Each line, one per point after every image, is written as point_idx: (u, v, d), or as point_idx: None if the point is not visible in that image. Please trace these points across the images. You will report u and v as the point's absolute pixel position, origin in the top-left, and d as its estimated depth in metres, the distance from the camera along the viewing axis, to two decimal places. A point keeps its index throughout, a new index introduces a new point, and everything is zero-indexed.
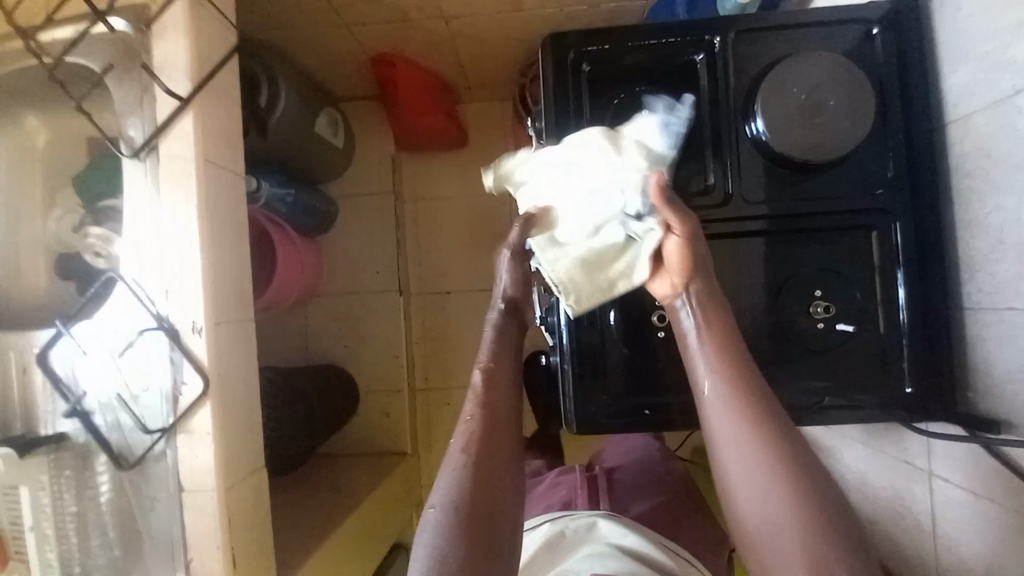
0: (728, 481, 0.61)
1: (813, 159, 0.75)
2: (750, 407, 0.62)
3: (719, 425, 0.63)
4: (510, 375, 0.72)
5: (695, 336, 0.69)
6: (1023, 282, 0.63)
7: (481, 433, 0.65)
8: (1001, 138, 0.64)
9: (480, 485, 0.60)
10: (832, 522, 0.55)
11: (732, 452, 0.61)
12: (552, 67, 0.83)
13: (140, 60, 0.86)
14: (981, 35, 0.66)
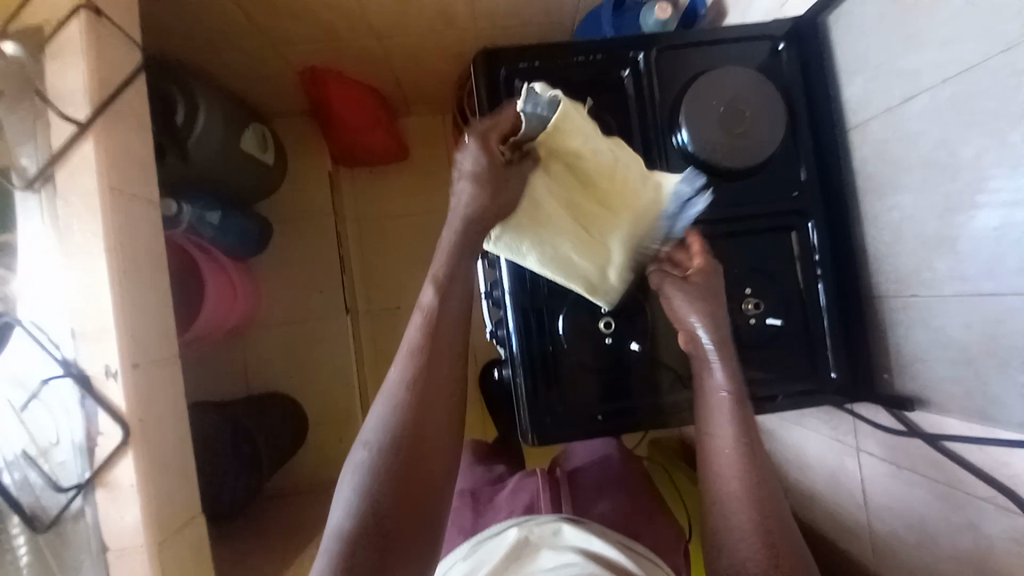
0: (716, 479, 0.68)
1: (738, 164, 0.81)
2: (758, 470, 0.67)
3: (733, 484, 0.67)
4: (446, 332, 0.68)
5: (722, 396, 0.71)
6: (926, 274, 0.70)
7: (406, 395, 0.66)
8: (895, 145, 0.72)
9: (397, 447, 0.64)
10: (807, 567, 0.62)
11: (741, 507, 0.65)
12: (486, 84, 0.83)
13: (33, 85, 0.78)
14: (871, 54, 0.74)
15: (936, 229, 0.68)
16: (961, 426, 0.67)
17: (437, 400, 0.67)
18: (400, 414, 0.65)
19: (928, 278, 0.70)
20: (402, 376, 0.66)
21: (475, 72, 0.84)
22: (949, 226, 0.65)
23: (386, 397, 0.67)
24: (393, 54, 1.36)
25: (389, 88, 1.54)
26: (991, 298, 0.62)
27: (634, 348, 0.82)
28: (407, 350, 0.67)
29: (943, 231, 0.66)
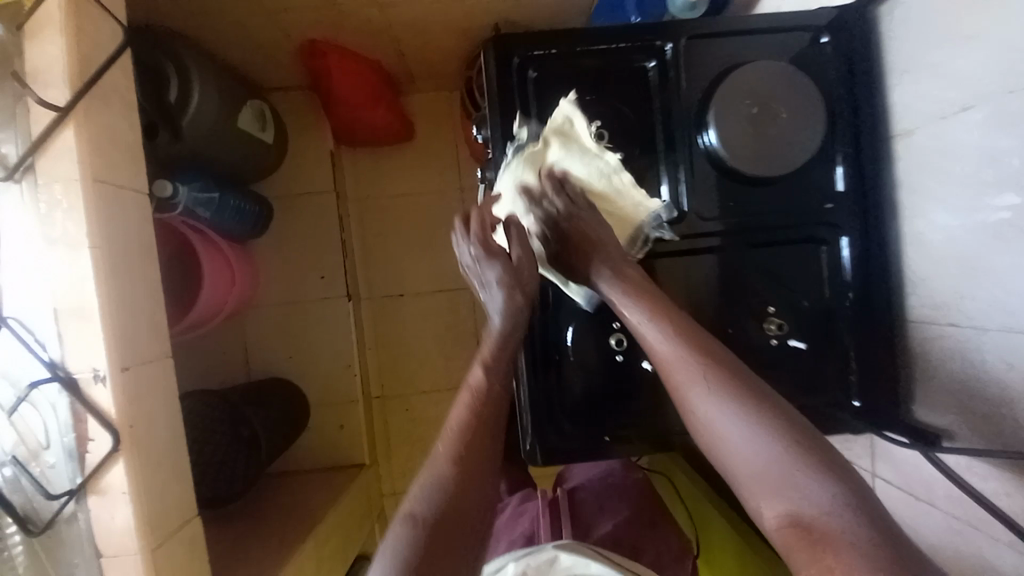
0: (719, 446, 0.60)
1: (766, 173, 0.74)
2: (711, 369, 0.62)
3: (692, 395, 0.62)
4: (494, 414, 0.71)
5: (639, 315, 0.68)
6: (964, 301, 0.64)
7: (453, 466, 0.66)
8: (945, 155, 0.65)
9: (441, 519, 0.63)
10: (807, 468, 0.55)
11: (712, 418, 0.61)
12: (496, 72, 0.76)
13: (11, 64, 0.72)
14: (928, 50, 0.66)
15: (976, 254, 0.62)
16: (994, 470, 0.62)
17: (482, 474, 0.67)
18: (447, 489, 0.65)
19: (967, 306, 0.64)
20: (449, 449, 0.68)
21: (486, 59, 0.77)
22: (997, 252, 0.59)
23: (431, 470, 0.67)
24: (398, 28, 1.26)
25: (394, 63, 1.45)
26: None
27: (647, 368, 0.77)
28: (456, 426, 0.70)
29: (985, 258, 0.61)
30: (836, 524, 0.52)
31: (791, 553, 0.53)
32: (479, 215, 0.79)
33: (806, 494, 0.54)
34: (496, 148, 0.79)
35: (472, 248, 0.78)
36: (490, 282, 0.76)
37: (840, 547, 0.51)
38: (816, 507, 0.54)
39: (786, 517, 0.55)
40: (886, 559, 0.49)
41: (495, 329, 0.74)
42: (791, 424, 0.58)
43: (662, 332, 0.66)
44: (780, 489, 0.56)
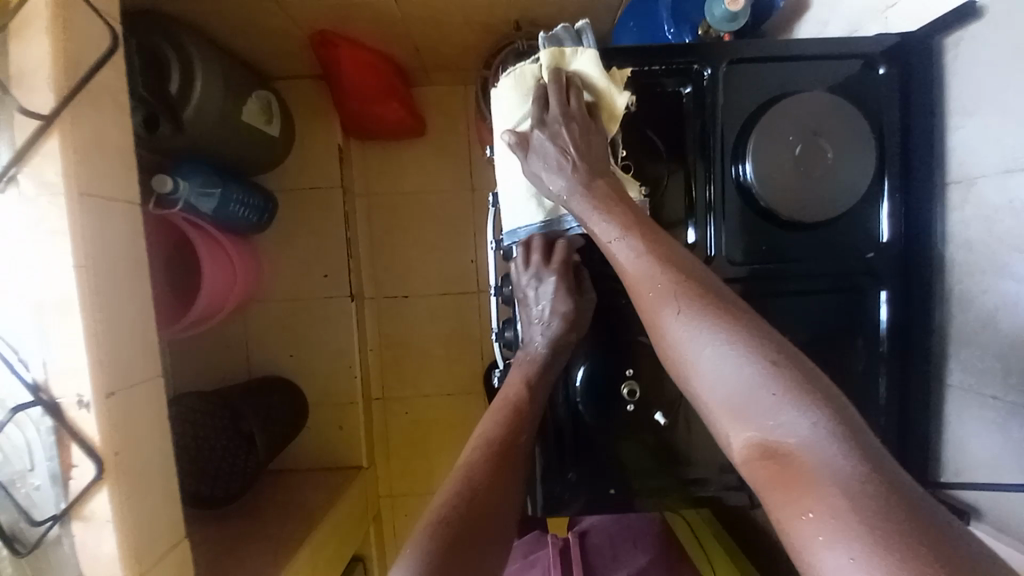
0: (691, 376, 0.53)
1: (805, 217, 0.68)
2: (680, 286, 0.56)
3: (658, 315, 0.56)
4: (520, 439, 0.68)
5: (610, 230, 0.62)
6: (1012, 379, 0.60)
7: (472, 489, 0.60)
8: (1012, 214, 0.58)
9: (464, 541, 0.54)
10: (782, 392, 0.48)
11: (680, 340, 0.54)
12: (514, 92, 0.70)
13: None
14: (998, 94, 0.59)
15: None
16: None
17: (506, 499, 0.62)
18: (468, 510, 0.57)
19: (1016, 385, 0.59)
20: (469, 474, 0.62)
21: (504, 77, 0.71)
22: None
23: (447, 495, 0.59)
24: (412, 22, 1.19)
25: (407, 57, 1.38)
26: None
27: (659, 421, 0.75)
28: (474, 453, 0.65)
29: None
30: (813, 456, 0.44)
31: (761, 486, 0.47)
32: (564, 248, 0.73)
33: (780, 421, 0.47)
34: (509, 173, 0.72)
35: (549, 282, 0.72)
36: (551, 317, 0.73)
37: (813, 479, 0.43)
38: (788, 435, 0.46)
39: (755, 447, 0.48)
40: (866, 493, 0.41)
41: (540, 355, 0.74)
42: (768, 347, 0.50)
43: (636, 255, 0.59)
44: (750, 416, 0.49)
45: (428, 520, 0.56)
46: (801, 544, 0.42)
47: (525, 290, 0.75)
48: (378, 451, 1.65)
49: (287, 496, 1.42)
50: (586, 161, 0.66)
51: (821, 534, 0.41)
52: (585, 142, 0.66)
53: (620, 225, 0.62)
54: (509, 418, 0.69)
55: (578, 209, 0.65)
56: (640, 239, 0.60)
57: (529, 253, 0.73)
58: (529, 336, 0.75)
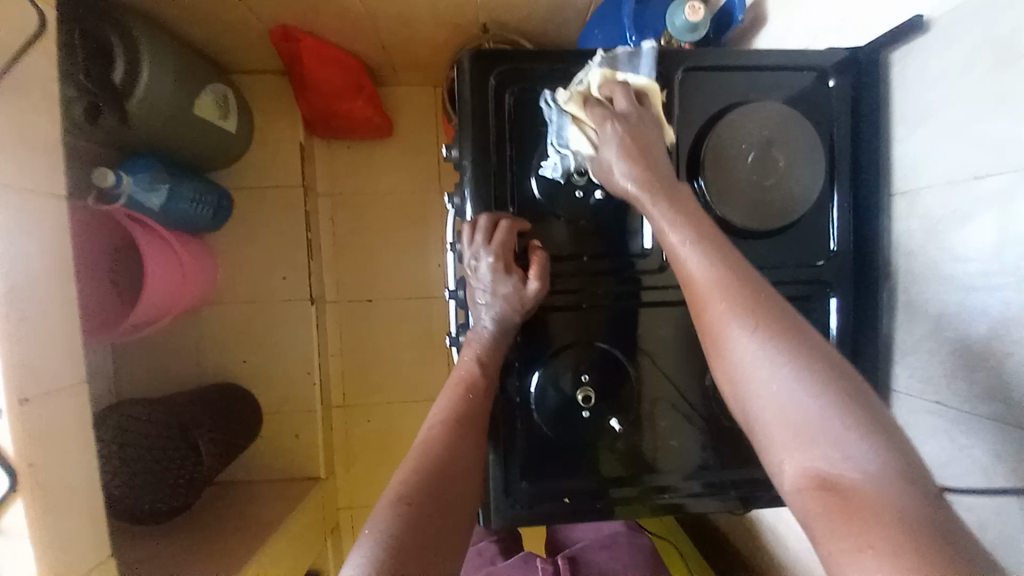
0: (751, 396, 0.50)
1: (758, 226, 0.69)
2: (753, 302, 0.52)
3: (725, 330, 0.52)
4: (471, 418, 0.68)
5: (683, 236, 0.57)
6: (953, 384, 0.61)
7: (423, 475, 0.59)
8: (952, 224, 0.60)
9: (416, 525, 0.54)
10: (852, 425, 0.45)
11: (745, 358, 0.50)
12: (472, 89, 0.69)
13: None
14: (939, 109, 0.61)
15: (994, 360, 0.56)
16: None
17: (460, 479, 0.62)
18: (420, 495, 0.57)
19: (958, 391, 0.61)
20: (421, 461, 0.61)
21: (462, 72, 0.69)
22: (997, 338, 0.56)
23: (398, 483, 0.59)
24: (378, 19, 1.17)
25: (376, 56, 1.35)
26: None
27: (615, 427, 0.74)
28: (423, 438, 0.65)
29: (986, 342, 0.57)
30: (876, 493, 0.43)
31: (810, 516, 0.45)
32: (508, 229, 0.69)
33: (846, 454, 0.45)
34: (467, 171, 0.71)
35: (487, 261, 0.69)
36: (494, 296, 0.70)
37: (876, 514, 0.42)
38: (852, 469, 0.44)
39: (812, 477, 0.46)
40: (927, 536, 0.40)
41: (485, 335, 0.72)
42: (844, 380, 0.47)
43: (712, 267, 0.54)
44: (812, 445, 0.46)
45: (379, 510, 0.55)
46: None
47: (469, 268, 0.72)
48: (338, 459, 1.59)
49: (239, 508, 1.35)
50: (650, 158, 0.61)
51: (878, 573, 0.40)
52: (643, 142, 0.61)
53: (694, 235, 0.56)
54: (458, 397, 0.69)
55: (645, 205, 0.59)
56: (709, 247, 0.55)
57: (469, 229, 0.71)
58: (474, 315, 0.73)
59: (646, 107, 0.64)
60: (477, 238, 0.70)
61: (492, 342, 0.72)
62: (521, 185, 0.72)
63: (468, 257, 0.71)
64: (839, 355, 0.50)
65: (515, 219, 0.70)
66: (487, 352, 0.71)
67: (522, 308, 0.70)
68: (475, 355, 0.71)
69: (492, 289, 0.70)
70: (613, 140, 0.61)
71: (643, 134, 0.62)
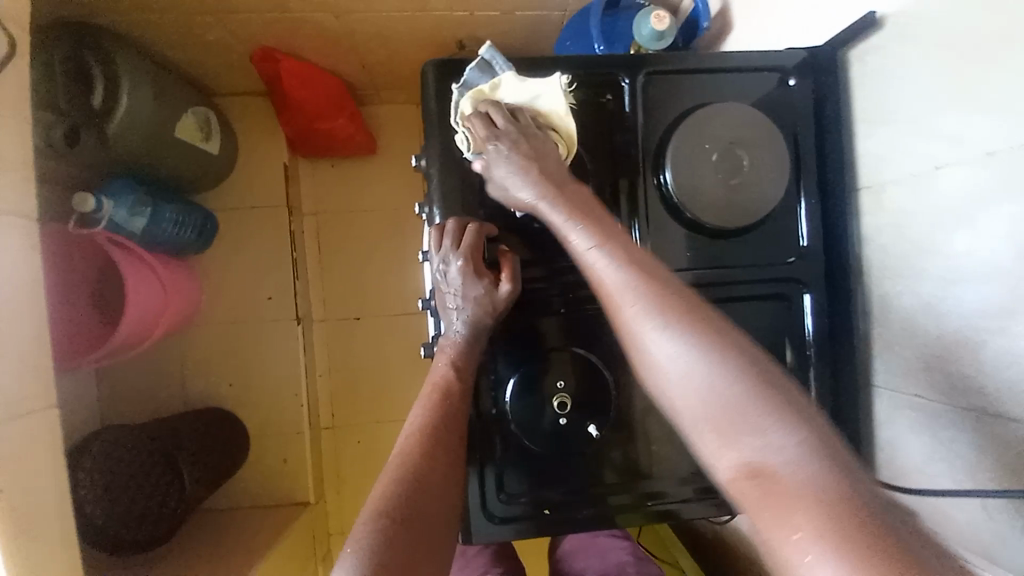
0: (672, 390, 0.54)
1: (728, 225, 0.70)
2: (662, 301, 0.56)
3: (640, 330, 0.56)
4: (448, 425, 0.66)
5: (587, 243, 0.61)
6: (932, 376, 0.61)
7: (399, 492, 0.58)
8: (916, 217, 0.60)
9: (392, 547, 0.53)
10: (764, 409, 0.49)
11: (662, 357, 0.54)
12: (436, 100, 0.70)
13: None
14: (898, 106, 0.62)
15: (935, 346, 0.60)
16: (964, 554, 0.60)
17: (434, 491, 0.60)
18: (395, 515, 0.55)
19: (937, 383, 0.60)
20: (396, 477, 0.59)
21: (426, 83, 0.71)
22: (969, 329, 0.56)
23: (372, 504, 0.57)
24: (355, 40, 1.20)
25: (357, 76, 1.38)
26: (1004, 422, 0.53)
27: (592, 433, 0.73)
28: (399, 453, 0.63)
29: (961, 331, 0.57)
30: (797, 474, 0.46)
31: (744, 501, 0.49)
32: (476, 233, 0.69)
33: (765, 436, 0.49)
34: (434, 180, 0.71)
35: (455, 266, 0.69)
36: (464, 301, 0.70)
37: (797, 492, 0.45)
38: (772, 450, 0.48)
39: (742, 466, 0.49)
40: (841, 505, 0.43)
41: (458, 340, 0.71)
42: (749, 366, 0.51)
43: (623, 270, 0.58)
44: (734, 434, 0.50)
45: (356, 534, 0.54)
46: (789, 556, 0.43)
47: (438, 275, 0.72)
48: (328, 482, 1.56)
49: (224, 535, 1.31)
50: (541, 164, 0.65)
51: (805, 548, 0.43)
52: (532, 150, 0.65)
53: (602, 241, 0.60)
54: (434, 405, 0.67)
55: (548, 216, 0.64)
56: (617, 252, 0.60)
57: (438, 233, 0.71)
58: (445, 321, 0.72)
59: (529, 119, 0.68)
60: (445, 242, 0.70)
61: (464, 350, 0.71)
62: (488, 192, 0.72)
63: (437, 262, 0.71)
64: (743, 340, 0.54)
65: (481, 223, 0.71)
66: (459, 360, 0.70)
67: (494, 311, 0.70)
68: (447, 362, 0.70)
69: (462, 292, 0.70)
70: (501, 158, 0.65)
71: (530, 147, 0.65)
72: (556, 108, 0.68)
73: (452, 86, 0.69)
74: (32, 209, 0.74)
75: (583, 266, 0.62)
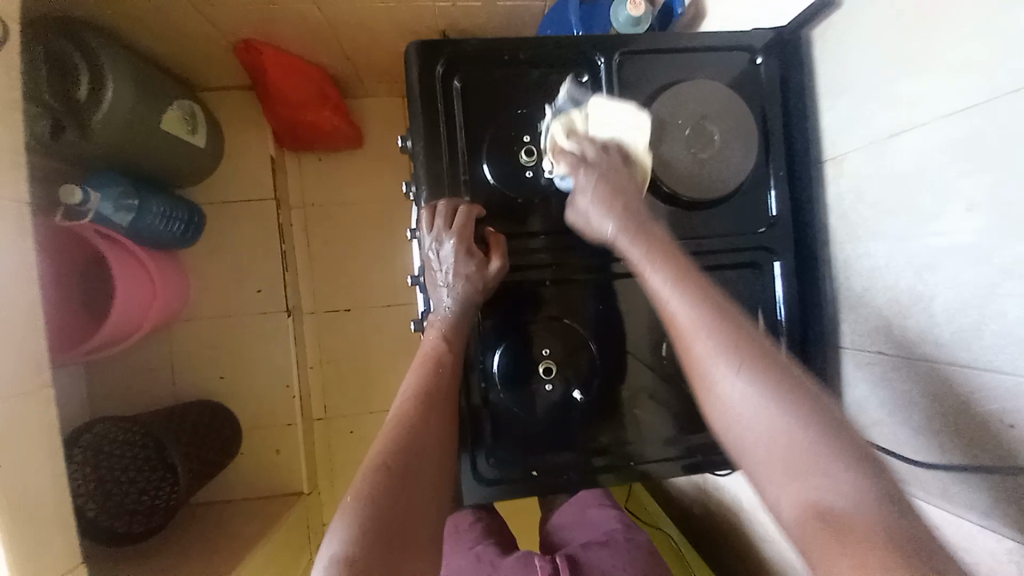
0: (738, 429, 0.54)
1: (701, 196, 0.73)
2: (738, 343, 0.56)
3: (713, 369, 0.56)
4: (440, 391, 0.68)
5: (663, 280, 0.62)
6: (892, 333, 0.65)
7: (394, 452, 0.60)
8: (876, 184, 0.65)
9: (389, 499, 0.55)
10: (837, 457, 0.50)
11: (733, 400, 0.55)
12: (419, 80, 0.72)
13: None
14: (858, 79, 0.66)
15: (931, 318, 0.60)
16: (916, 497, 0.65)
17: (429, 451, 0.63)
18: (391, 470, 0.58)
19: (896, 339, 0.64)
20: (392, 436, 0.61)
21: (410, 64, 0.73)
22: (924, 287, 0.60)
23: (369, 460, 0.59)
24: (339, 31, 1.21)
25: (342, 67, 1.39)
26: (954, 369, 0.58)
27: (576, 398, 0.77)
28: (393, 416, 0.65)
29: (915, 288, 0.61)
30: (866, 518, 0.46)
31: (806, 542, 0.48)
32: (467, 214, 0.71)
33: (834, 483, 0.49)
34: (418, 158, 0.74)
35: (449, 244, 0.71)
36: (455, 278, 0.72)
37: (864, 539, 0.45)
38: (840, 496, 0.48)
39: (809, 508, 0.49)
40: (909, 551, 0.43)
41: (448, 315, 0.73)
42: (824, 414, 0.52)
43: (699, 311, 0.59)
44: (805, 478, 0.50)
45: (355, 487, 0.56)
46: None
47: (430, 255, 0.74)
48: (321, 473, 1.57)
49: (218, 527, 1.31)
50: (618, 198, 0.67)
51: None
52: (611, 183, 0.67)
53: (678, 283, 0.61)
54: (426, 373, 0.69)
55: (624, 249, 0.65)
56: (694, 292, 0.60)
57: (430, 214, 0.73)
58: (435, 298, 0.74)
59: (617, 150, 0.70)
60: (438, 223, 0.72)
61: (453, 324, 0.73)
62: (471, 169, 0.74)
63: (429, 242, 0.73)
64: (821, 391, 0.54)
65: (472, 205, 0.73)
66: (449, 332, 0.72)
67: (483, 287, 0.72)
68: (435, 335, 0.72)
69: (455, 271, 0.72)
70: (586, 194, 0.68)
71: (610, 181, 0.68)
72: (639, 142, 0.70)
73: (546, 111, 0.75)
74: (19, 194, 0.76)
75: (656, 302, 0.63)
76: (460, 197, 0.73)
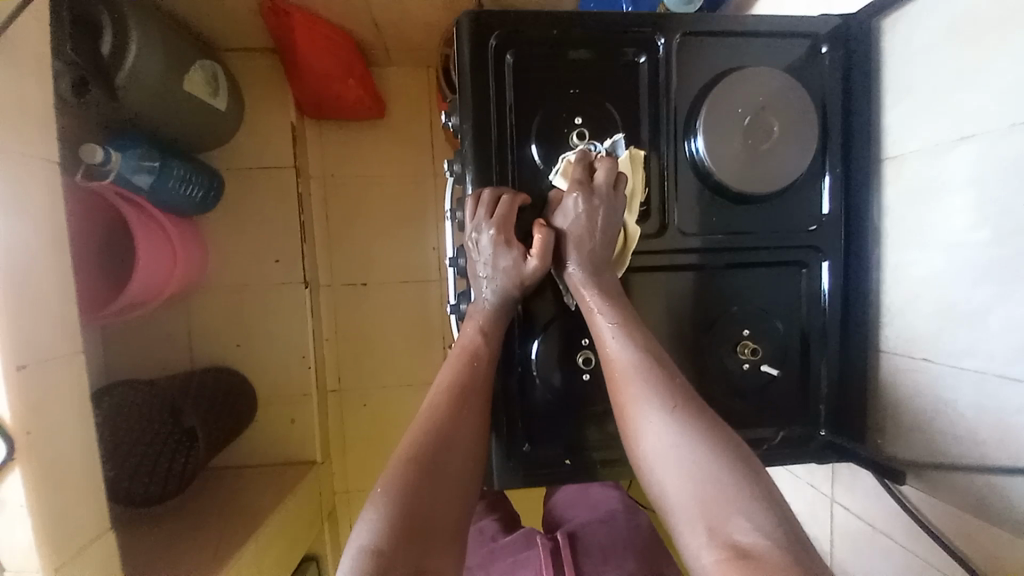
0: (659, 466, 0.55)
1: (752, 191, 0.72)
2: (671, 387, 0.59)
3: (644, 408, 0.58)
4: (475, 385, 0.67)
5: (608, 319, 0.65)
6: (941, 342, 0.64)
7: (428, 443, 0.60)
8: (936, 189, 0.63)
9: (418, 489, 0.55)
10: (756, 495, 0.50)
11: (662, 437, 0.56)
12: (471, 55, 0.69)
13: None
14: (930, 77, 0.63)
15: (984, 329, 0.59)
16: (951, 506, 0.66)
17: (459, 446, 0.62)
18: (419, 465, 0.57)
19: (943, 347, 0.64)
20: (423, 429, 0.61)
21: (461, 36, 0.69)
22: (982, 298, 0.59)
23: (400, 452, 0.59)
24: None
25: (368, 34, 1.34)
26: (1007, 384, 0.57)
27: None
28: (428, 407, 0.64)
29: (972, 300, 0.60)
30: (783, 559, 0.46)
31: None
32: (509, 203, 0.69)
33: (754, 525, 0.48)
34: (467, 137, 0.71)
35: (488, 234, 0.69)
36: (495, 271, 0.70)
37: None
38: (760, 539, 0.47)
39: (729, 548, 0.48)
40: None
41: (487, 307, 0.72)
42: (740, 455, 0.53)
43: (635, 352, 0.62)
44: (726, 518, 0.49)
45: (383, 481, 0.56)
46: None
47: (470, 244, 0.72)
48: (334, 445, 1.58)
49: (233, 492, 1.34)
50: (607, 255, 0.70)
51: None
52: (609, 235, 0.69)
53: (621, 326, 0.64)
54: (461, 366, 0.68)
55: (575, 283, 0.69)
56: (634, 333, 0.64)
57: (473, 202, 0.70)
58: (476, 289, 0.73)
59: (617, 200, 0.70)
60: (479, 212, 0.69)
61: (492, 315, 0.72)
62: (521, 153, 0.72)
63: (470, 231, 0.71)
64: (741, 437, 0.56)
65: (516, 193, 0.70)
66: (488, 326, 0.71)
67: (521, 283, 0.70)
68: (473, 325, 0.72)
69: (496, 261, 0.70)
70: (573, 224, 0.69)
71: (609, 234, 0.69)
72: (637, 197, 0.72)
73: (573, 142, 0.72)
74: (52, 153, 0.74)
75: (597, 340, 0.66)
76: (502, 186, 0.70)
